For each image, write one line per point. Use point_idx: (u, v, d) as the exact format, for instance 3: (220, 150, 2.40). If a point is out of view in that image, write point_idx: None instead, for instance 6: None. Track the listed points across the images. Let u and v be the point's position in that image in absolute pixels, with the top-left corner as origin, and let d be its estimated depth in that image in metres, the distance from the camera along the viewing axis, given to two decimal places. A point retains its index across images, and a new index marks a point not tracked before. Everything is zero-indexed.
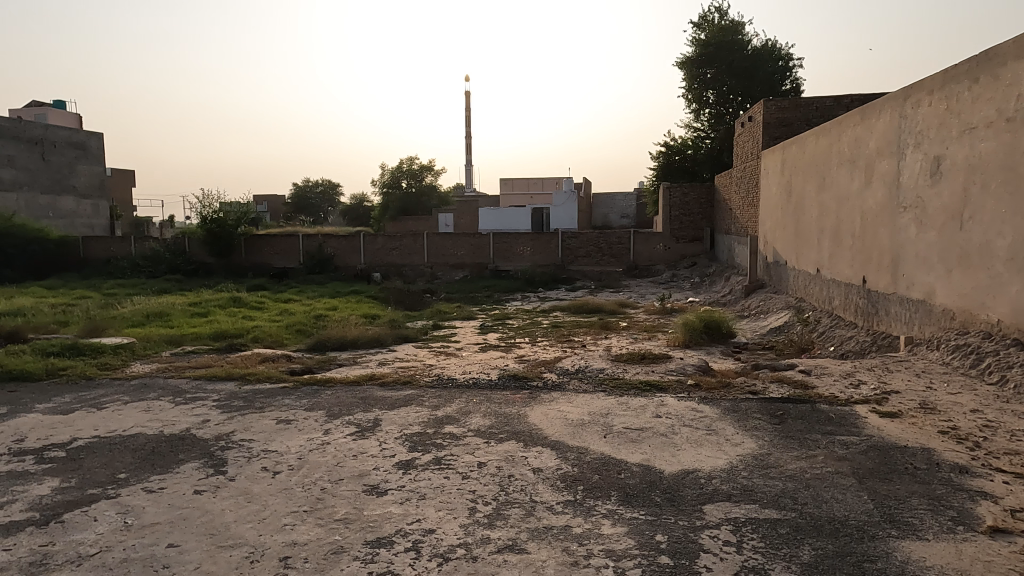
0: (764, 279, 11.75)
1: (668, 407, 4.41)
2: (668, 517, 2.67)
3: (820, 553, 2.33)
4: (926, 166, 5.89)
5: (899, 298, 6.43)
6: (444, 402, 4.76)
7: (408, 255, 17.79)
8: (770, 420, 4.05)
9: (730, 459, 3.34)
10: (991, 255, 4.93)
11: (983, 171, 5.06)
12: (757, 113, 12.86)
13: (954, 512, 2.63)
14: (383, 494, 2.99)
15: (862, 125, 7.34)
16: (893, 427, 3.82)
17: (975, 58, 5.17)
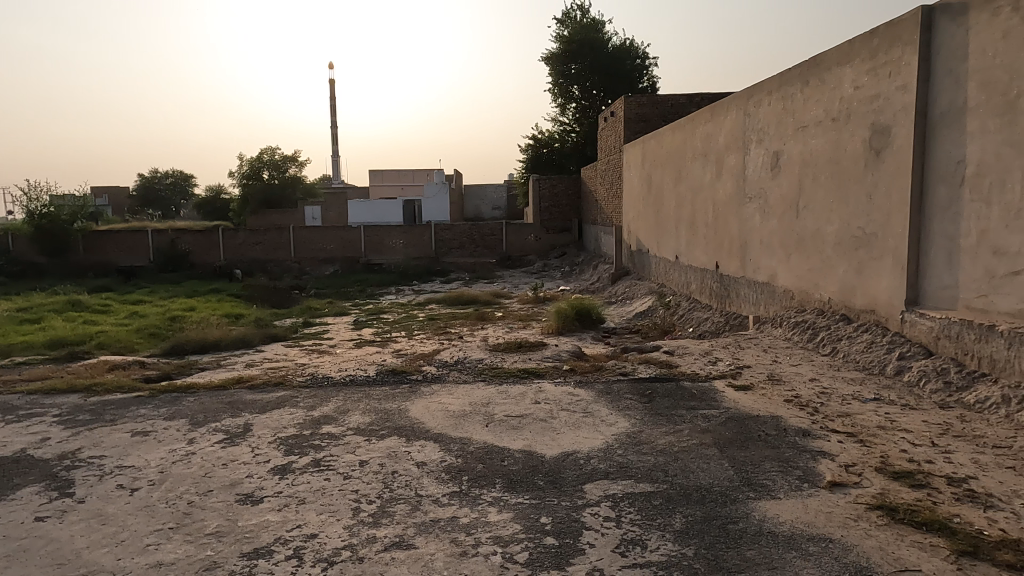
0: (628, 267, 12.39)
1: (546, 392, 4.54)
2: (551, 499, 2.75)
3: (690, 520, 2.51)
4: (767, 161, 6.48)
5: (747, 281, 7.04)
6: (320, 401, 4.58)
7: (273, 251, 16.92)
8: (640, 399, 4.29)
9: (605, 438, 3.50)
10: (822, 239, 5.53)
11: (813, 165, 5.65)
12: (618, 108, 13.47)
13: (800, 471, 2.93)
14: (258, 503, 2.83)
15: (712, 122, 7.92)
16: (747, 398, 4.19)
17: (805, 64, 5.76)
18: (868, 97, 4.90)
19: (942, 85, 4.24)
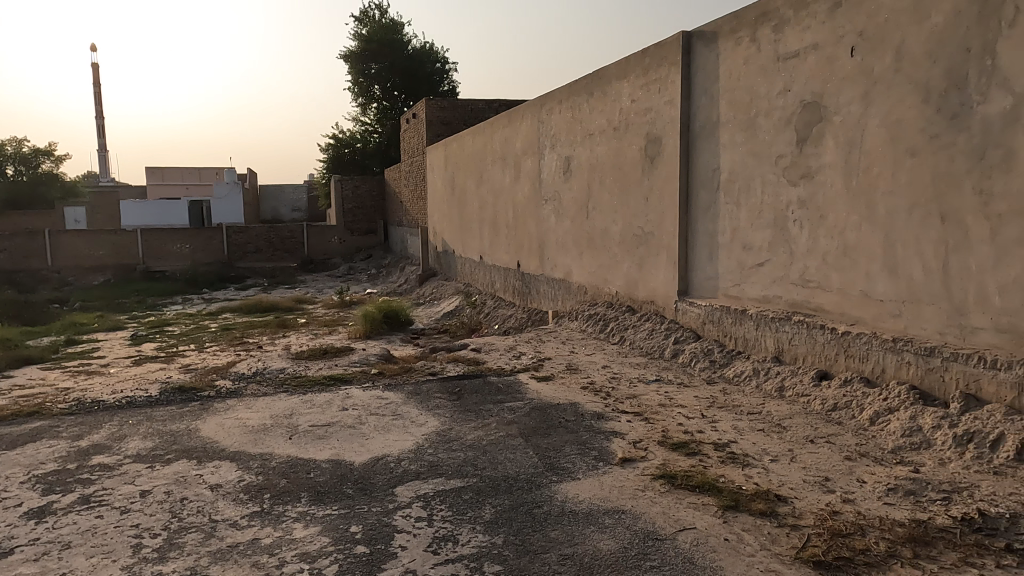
0: (435, 268, 12.51)
1: (354, 398, 4.42)
2: (361, 507, 2.68)
3: (499, 509, 2.59)
4: (559, 165, 6.93)
5: (546, 278, 7.47)
6: (89, 429, 4.00)
7: (22, 259, 14.45)
8: (449, 397, 4.35)
9: (416, 439, 3.49)
10: (609, 238, 6.05)
11: (600, 170, 6.16)
12: (420, 110, 13.53)
13: (596, 452, 3.18)
14: (6, 556, 2.39)
15: (509, 127, 8.28)
16: (548, 388, 4.44)
17: (590, 77, 6.26)
18: (643, 110, 5.46)
19: (700, 102, 4.86)
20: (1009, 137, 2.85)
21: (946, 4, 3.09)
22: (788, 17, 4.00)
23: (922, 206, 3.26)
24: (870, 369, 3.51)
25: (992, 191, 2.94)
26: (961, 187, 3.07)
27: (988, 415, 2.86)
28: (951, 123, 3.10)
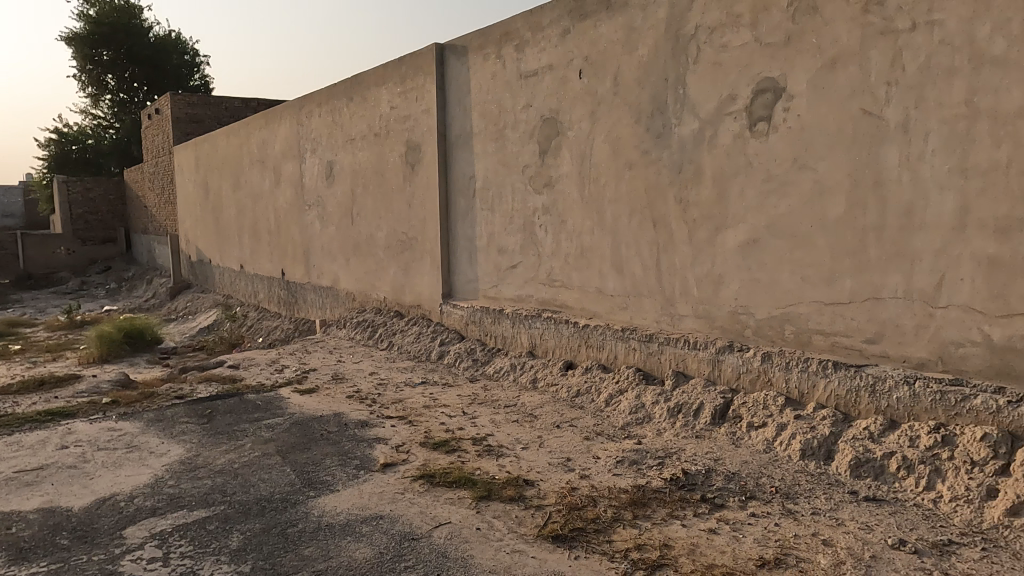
0: (189, 279, 11.35)
1: (78, 433, 3.83)
2: (79, 558, 2.34)
3: (248, 535, 2.44)
4: (321, 170, 6.73)
5: (312, 287, 7.19)
6: None
7: None
8: (199, 421, 3.99)
9: (154, 472, 3.14)
10: (375, 244, 6.04)
11: (363, 176, 6.11)
12: (165, 106, 12.21)
13: (357, 460, 3.14)
14: None
15: (266, 129, 7.84)
16: (311, 401, 4.28)
17: (349, 81, 6.19)
18: (402, 117, 5.54)
19: (454, 112, 5.06)
20: (698, 155, 3.42)
21: (649, 40, 3.60)
22: (527, 38, 4.35)
23: (638, 212, 3.76)
24: (606, 356, 3.95)
25: (688, 199, 3.50)
26: (666, 196, 3.60)
27: (692, 388, 3.40)
28: (657, 141, 3.61)
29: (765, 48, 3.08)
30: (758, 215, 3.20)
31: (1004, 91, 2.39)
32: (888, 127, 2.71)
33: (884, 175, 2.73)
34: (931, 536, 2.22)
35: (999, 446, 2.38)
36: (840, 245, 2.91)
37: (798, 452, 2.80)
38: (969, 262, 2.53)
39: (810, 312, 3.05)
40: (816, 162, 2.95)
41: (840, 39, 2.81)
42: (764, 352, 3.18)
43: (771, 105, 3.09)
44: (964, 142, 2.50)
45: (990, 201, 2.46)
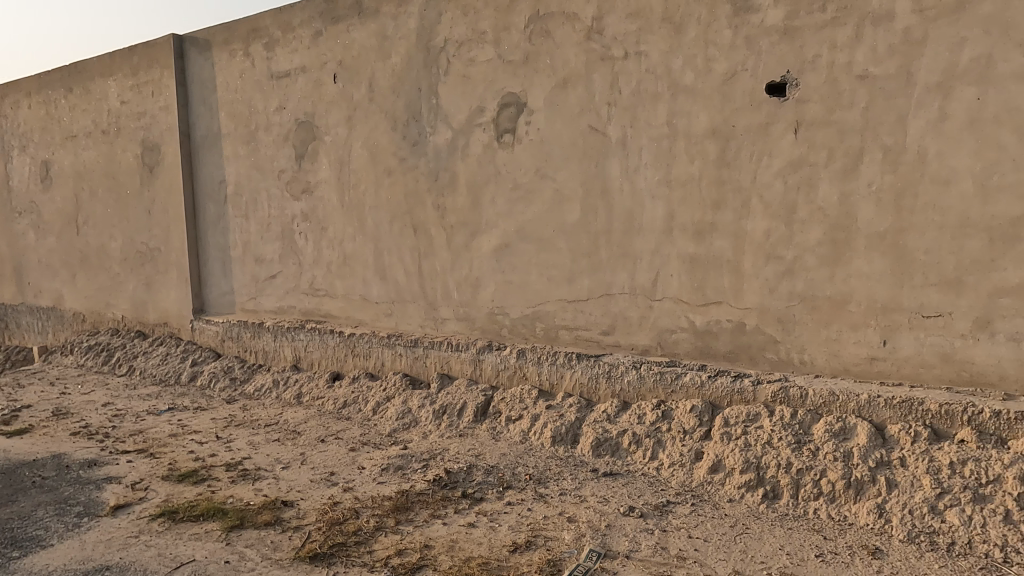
0: None
1: None
2: None
3: None
4: (34, 170, 5.73)
5: (27, 308, 6.08)
6: None
7: None
8: None
9: None
10: (108, 256, 5.30)
11: (89, 178, 5.33)
12: None
13: (80, 507, 2.72)
14: None
15: None
16: (21, 443, 3.60)
17: (66, 69, 5.36)
18: (136, 113, 4.93)
19: (198, 111, 4.63)
20: (452, 163, 3.54)
21: (401, 49, 3.63)
22: (276, 37, 4.13)
23: (398, 219, 3.77)
24: (373, 364, 3.90)
25: (444, 206, 3.60)
26: (424, 203, 3.66)
27: (456, 389, 3.51)
28: (413, 149, 3.66)
29: (507, 65, 3.30)
30: (508, 221, 3.40)
31: (694, 115, 2.84)
32: (610, 143, 3.06)
33: (609, 185, 3.09)
34: (653, 500, 2.56)
35: (703, 415, 2.82)
36: (578, 248, 3.22)
37: (549, 439, 3.04)
38: (675, 261, 2.97)
39: (556, 309, 3.33)
40: (555, 173, 3.22)
41: (570, 62, 3.11)
42: (518, 349, 3.39)
43: (515, 118, 3.31)
44: (668, 158, 2.92)
45: (689, 208, 2.91)
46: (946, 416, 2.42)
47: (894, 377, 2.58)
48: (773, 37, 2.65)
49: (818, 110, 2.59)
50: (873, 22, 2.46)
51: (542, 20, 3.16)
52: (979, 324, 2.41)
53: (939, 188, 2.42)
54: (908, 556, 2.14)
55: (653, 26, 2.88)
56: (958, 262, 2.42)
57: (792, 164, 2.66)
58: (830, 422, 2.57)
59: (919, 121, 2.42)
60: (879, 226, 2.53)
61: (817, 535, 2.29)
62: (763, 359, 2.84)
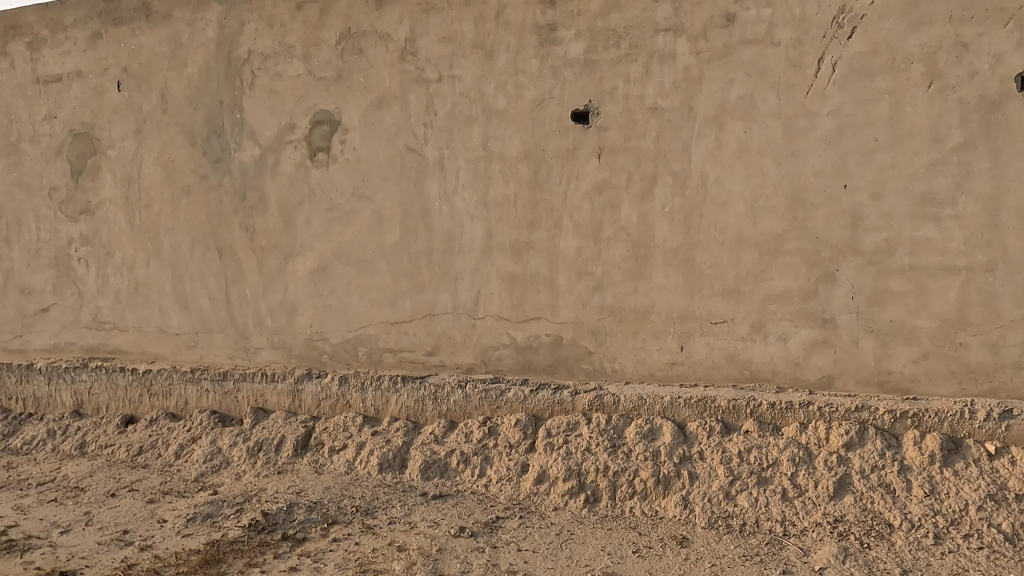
0: None
1: None
2: None
3: None
4: None
5: None
6: None
7: None
8: None
9: None
10: None
11: None
12: None
13: None
14: None
15: None
16: None
17: None
18: None
19: None
20: (261, 182, 3.32)
21: (198, 58, 3.34)
22: (42, 36, 3.58)
23: (200, 242, 3.45)
24: (175, 403, 3.51)
25: (253, 228, 3.36)
26: (230, 224, 3.39)
27: (272, 422, 3.27)
28: (215, 166, 3.38)
29: (318, 81, 3.18)
30: (324, 243, 3.26)
31: (508, 139, 2.95)
32: (428, 164, 3.07)
33: (428, 206, 3.09)
34: (483, 517, 2.58)
35: (527, 428, 2.91)
36: (399, 269, 3.17)
37: (376, 467, 2.95)
38: (495, 279, 3.05)
39: (379, 332, 3.25)
40: (373, 193, 3.16)
41: (384, 81, 3.07)
42: (340, 376, 3.26)
43: (328, 137, 3.20)
44: (484, 179, 3.00)
45: (506, 228, 3.00)
46: (733, 410, 2.74)
47: (691, 379, 2.86)
48: (576, 68, 2.83)
49: (618, 138, 2.81)
50: (659, 60, 2.73)
51: (353, 38, 3.09)
52: (754, 327, 2.76)
53: (719, 209, 2.74)
54: (709, 541, 2.38)
55: (465, 51, 2.95)
56: (736, 273, 2.75)
57: (597, 187, 2.86)
58: (640, 424, 2.79)
59: (701, 150, 2.73)
60: (672, 243, 2.80)
61: (634, 531, 2.46)
62: (579, 370, 3.00)
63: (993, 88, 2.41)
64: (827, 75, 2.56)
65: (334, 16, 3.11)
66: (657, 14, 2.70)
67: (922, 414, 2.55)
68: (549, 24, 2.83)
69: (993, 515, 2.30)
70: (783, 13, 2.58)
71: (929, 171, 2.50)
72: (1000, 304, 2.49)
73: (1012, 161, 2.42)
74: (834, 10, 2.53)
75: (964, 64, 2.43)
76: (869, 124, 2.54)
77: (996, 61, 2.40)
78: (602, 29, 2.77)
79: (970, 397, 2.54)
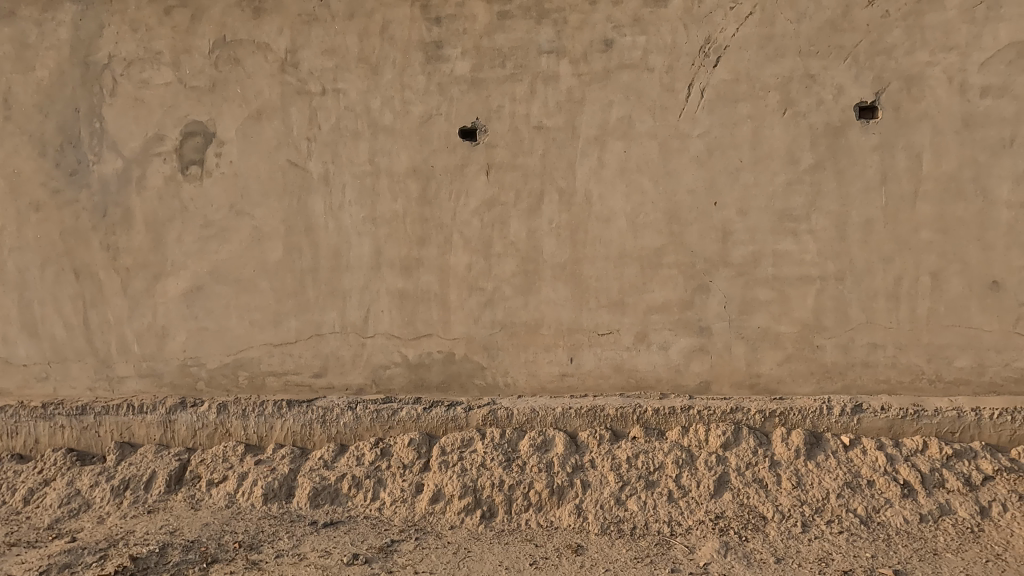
0: None
1: None
2: None
3: None
4: None
5: None
6: None
7: None
8: None
9: None
10: None
11: None
12: None
13: None
14: None
15: None
16: None
17: None
18: None
19: None
20: (124, 197, 3.07)
21: (48, 61, 3.04)
22: None
23: (53, 262, 3.12)
24: (23, 443, 3.14)
25: (115, 246, 3.09)
26: (89, 243, 3.10)
27: (141, 458, 3.01)
28: (70, 179, 3.09)
29: (190, 91, 2.99)
30: (199, 261, 3.06)
31: (395, 154, 2.91)
32: (312, 178, 2.97)
33: (313, 222, 2.99)
34: (377, 542, 2.51)
35: (421, 447, 2.87)
36: (282, 288, 3.04)
37: (260, 498, 2.77)
38: (385, 296, 2.99)
39: (261, 355, 3.09)
40: (253, 209, 3.01)
41: (263, 93, 2.95)
42: (218, 403, 3.06)
43: (202, 149, 3.02)
44: (372, 195, 2.94)
45: (396, 244, 2.95)
46: (621, 417, 2.85)
47: (581, 389, 2.94)
48: (463, 86, 2.86)
49: (505, 155, 2.86)
50: (543, 81, 2.81)
51: (229, 46, 2.94)
52: (638, 337, 2.89)
53: (603, 224, 2.85)
54: (602, 547, 2.45)
55: (350, 65, 2.89)
56: (620, 286, 2.87)
57: (486, 203, 2.89)
58: (533, 437, 2.83)
59: (584, 168, 2.84)
60: (560, 258, 2.88)
61: (530, 544, 2.49)
62: (472, 386, 2.99)
63: (837, 116, 2.69)
64: (696, 100, 2.75)
65: (206, 23, 2.94)
66: (540, 36, 2.79)
67: (787, 412, 2.77)
68: (435, 41, 2.84)
69: (850, 501, 2.53)
70: (656, 40, 2.74)
71: (786, 189, 2.74)
72: (848, 309, 2.77)
73: (855, 180, 2.70)
74: (701, 40, 2.72)
75: (812, 93, 2.70)
76: (735, 146, 2.75)
77: (839, 92, 2.68)
78: (487, 48, 2.82)
79: (827, 395, 2.80)
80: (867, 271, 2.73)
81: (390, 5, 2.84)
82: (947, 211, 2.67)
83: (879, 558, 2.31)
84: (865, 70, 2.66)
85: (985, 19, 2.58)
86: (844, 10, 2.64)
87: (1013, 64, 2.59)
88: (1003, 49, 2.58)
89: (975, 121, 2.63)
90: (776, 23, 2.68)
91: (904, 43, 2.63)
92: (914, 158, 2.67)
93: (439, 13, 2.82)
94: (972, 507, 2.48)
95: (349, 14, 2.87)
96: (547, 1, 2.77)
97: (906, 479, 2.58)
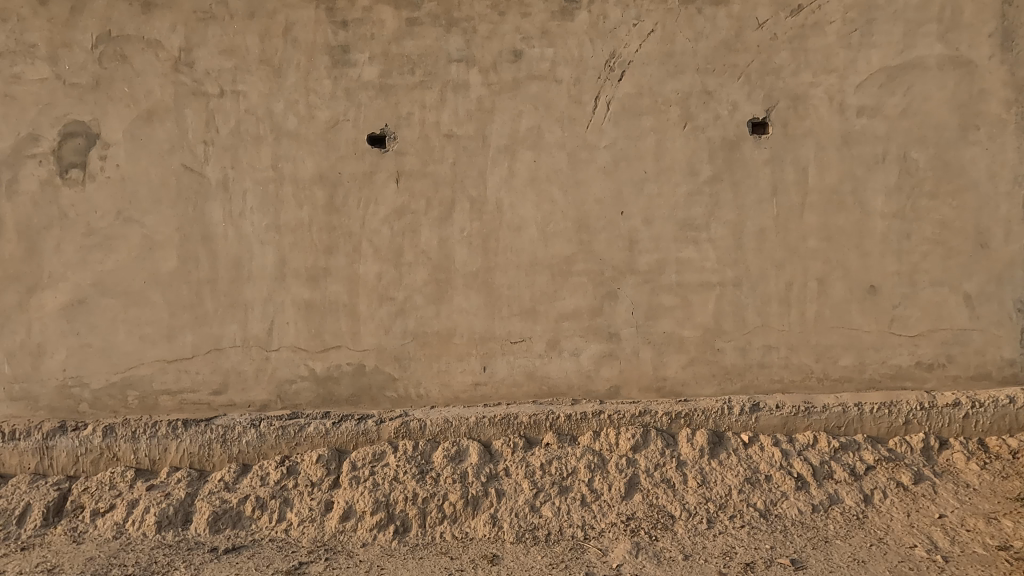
0: None
1: None
2: None
3: None
4: None
5: None
6: None
7: None
8: None
9: None
10: None
11: None
12: None
13: None
14: None
15: None
16: None
17: None
18: None
19: None
20: None
21: None
22: None
23: None
24: None
25: None
26: None
27: (13, 489, 2.73)
28: None
29: (69, 88, 2.77)
30: (80, 273, 2.83)
31: (300, 160, 2.81)
32: (209, 185, 2.81)
33: (211, 231, 2.83)
34: (284, 566, 2.40)
35: (330, 463, 2.77)
36: (176, 300, 2.85)
37: (153, 526, 2.58)
38: (291, 307, 2.87)
39: (153, 373, 2.89)
40: (142, 216, 2.81)
41: (153, 93, 2.77)
42: (105, 426, 2.83)
43: (83, 151, 2.79)
44: (274, 203, 2.82)
45: (301, 253, 2.85)
46: (534, 425, 2.86)
47: (494, 398, 2.94)
48: (371, 91, 2.80)
49: (415, 163, 2.83)
50: (453, 89, 2.80)
51: (115, 42, 2.74)
52: (550, 344, 2.92)
53: (513, 233, 2.87)
54: (518, 555, 2.46)
55: (249, 67, 2.77)
56: (532, 294, 2.89)
57: (395, 212, 2.84)
58: (447, 447, 2.79)
59: (495, 177, 2.85)
60: (471, 266, 2.87)
61: (445, 557, 2.46)
62: (383, 398, 2.93)
63: (732, 131, 2.85)
64: (602, 112, 2.83)
65: (89, 16, 2.74)
66: (449, 44, 2.78)
67: (692, 412, 2.87)
68: (341, 44, 2.77)
69: (750, 496, 2.66)
70: (563, 53, 2.80)
71: (688, 200, 2.86)
72: (745, 314, 2.92)
73: (748, 192, 2.86)
74: (606, 54, 2.81)
75: (710, 108, 2.84)
76: (639, 158, 2.85)
77: (734, 108, 2.84)
78: (396, 54, 2.78)
79: (728, 395, 2.94)
80: (761, 277, 2.90)
81: (293, 6, 2.74)
82: (831, 222, 2.88)
83: (777, 549, 2.45)
84: (757, 88, 2.83)
85: (860, 45, 2.81)
86: (736, 32, 2.80)
87: (884, 87, 2.83)
88: (875, 73, 2.82)
89: (853, 138, 2.85)
90: (676, 40, 2.80)
91: (791, 64, 2.82)
92: (802, 171, 2.86)
93: (345, 17, 2.75)
94: (857, 495, 2.67)
95: (249, 13, 2.75)
96: (456, 10, 2.77)
97: (800, 472, 2.75)
